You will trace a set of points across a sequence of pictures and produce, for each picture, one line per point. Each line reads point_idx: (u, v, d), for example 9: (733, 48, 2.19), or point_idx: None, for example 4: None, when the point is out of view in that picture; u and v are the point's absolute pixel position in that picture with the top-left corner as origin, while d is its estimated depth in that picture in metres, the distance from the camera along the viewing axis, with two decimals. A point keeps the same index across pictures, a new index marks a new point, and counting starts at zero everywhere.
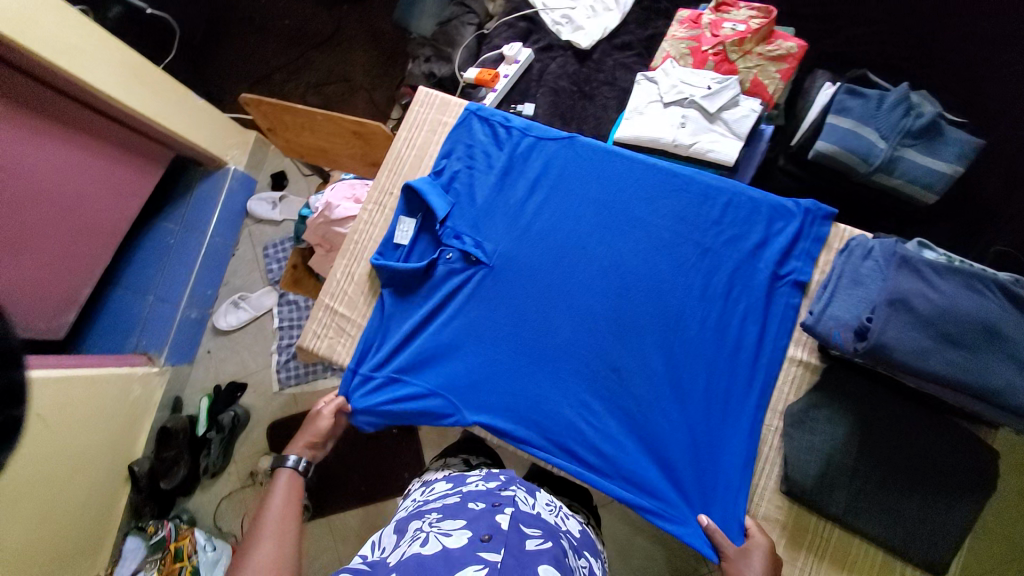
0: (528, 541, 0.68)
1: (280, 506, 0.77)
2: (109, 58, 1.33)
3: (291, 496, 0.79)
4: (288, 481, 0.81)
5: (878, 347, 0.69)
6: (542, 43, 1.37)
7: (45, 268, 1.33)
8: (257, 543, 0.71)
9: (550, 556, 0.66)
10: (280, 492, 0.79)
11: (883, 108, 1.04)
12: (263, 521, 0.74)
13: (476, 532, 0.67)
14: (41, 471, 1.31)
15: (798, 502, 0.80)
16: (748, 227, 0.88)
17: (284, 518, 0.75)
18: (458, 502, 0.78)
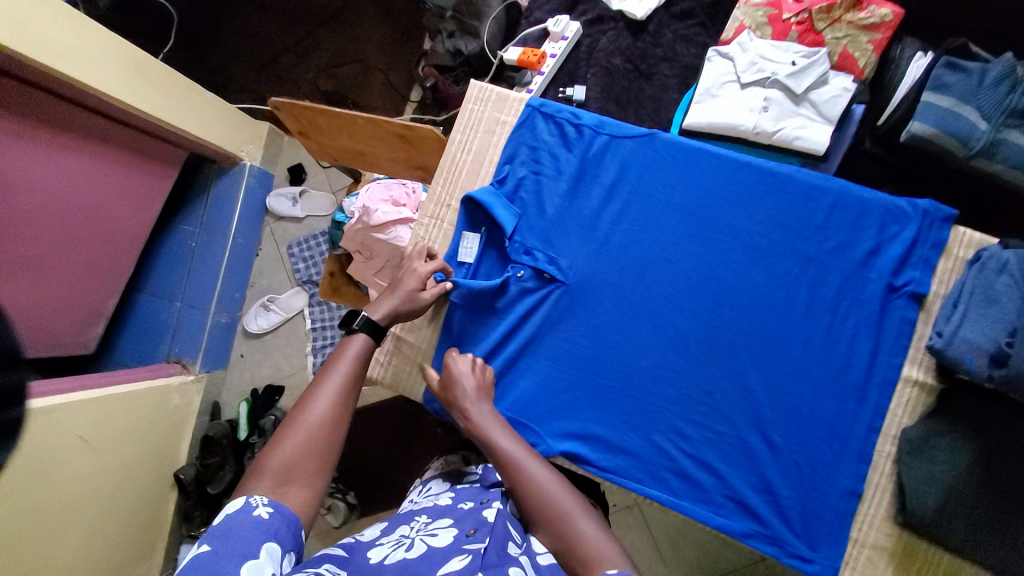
0: (510, 537, 0.65)
1: (337, 384, 0.70)
2: (111, 57, 1.16)
3: (355, 371, 0.72)
4: (357, 355, 0.73)
5: (1019, 377, 0.64)
6: (590, 14, 1.23)
7: (68, 288, 1.25)
8: (304, 417, 0.66)
9: (526, 551, 0.64)
10: (347, 360, 0.72)
11: (985, 84, 0.89)
12: (320, 390, 0.69)
13: (460, 528, 0.64)
14: (88, 491, 1.21)
15: (909, 530, 0.75)
16: (859, 233, 0.80)
17: (340, 404, 0.69)
18: (446, 502, 0.73)
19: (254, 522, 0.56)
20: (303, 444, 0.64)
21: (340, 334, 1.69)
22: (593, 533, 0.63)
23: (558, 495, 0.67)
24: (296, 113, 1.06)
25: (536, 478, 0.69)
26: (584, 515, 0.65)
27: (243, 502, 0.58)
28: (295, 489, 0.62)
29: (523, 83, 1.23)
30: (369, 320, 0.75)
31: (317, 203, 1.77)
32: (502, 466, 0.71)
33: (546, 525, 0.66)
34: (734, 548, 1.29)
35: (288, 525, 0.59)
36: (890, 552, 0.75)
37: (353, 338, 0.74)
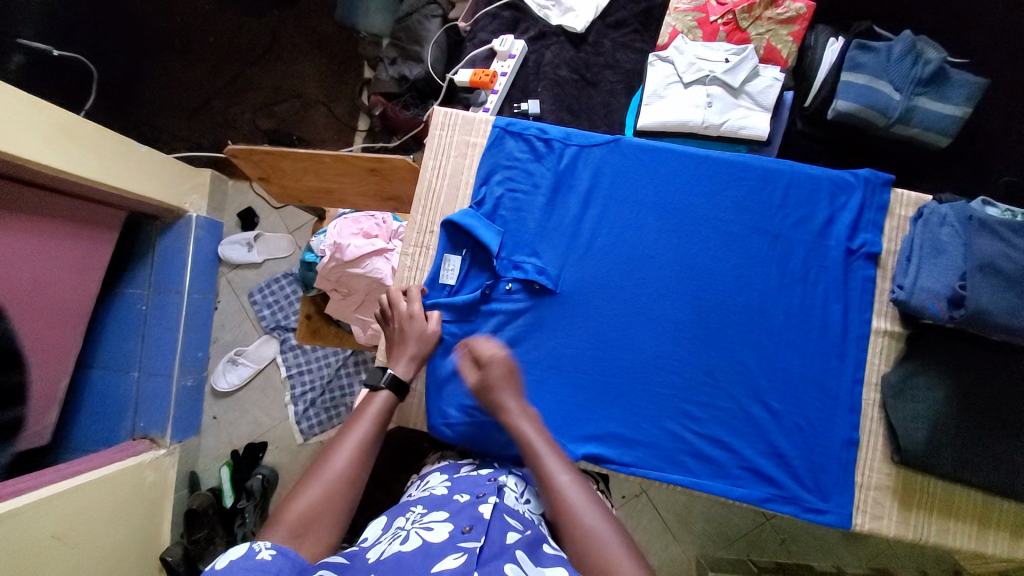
0: (508, 527, 0.62)
1: (358, 440, 0.70)
2: (31, 120, 1.07)
3: (378, 427, 0.73)
4: (380, 411, 0.74)
5: (975, 313, 0.74)
6: (533, 31, 1.28)
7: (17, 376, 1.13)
8: (325, 470, 0.66)
9: (526, 541, 0.60)
10: (370, 414, 0.73)
11: (893, 59, 1.02)
12: (341, 444, 0.69)
13: (456, 524, 0.61)
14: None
15: (905, 466, 0.83)
16: (814, 207, 0.89)
17: (360, 461, 0.69)
18: (443, 495, 0.70)
19: (257, 564, 0.53)
20: (321, 498, 0.64)
21: (319, 375, 1.62)
22: (619, 554, 0.60)
23: (585, 512, 0.64)
24: (254, 159, 1.06)
25: (564, 491, 0.67)
26: (610, 534, 0.62)
27: (246, 547, 0.55)
28: (308, 541, 0.60)
29: (478, 103, 1.25)
30: (394, 376, 0.78)
31: (274, 245, 1.68)
32: (536, 470, 0.70)
33: (571, 544, 0.63)
34: (739, 512, 1.35)
35: (291, 562, 0.55)
36: (892, 489, 0.84)
37: (376, 394, 0.76)
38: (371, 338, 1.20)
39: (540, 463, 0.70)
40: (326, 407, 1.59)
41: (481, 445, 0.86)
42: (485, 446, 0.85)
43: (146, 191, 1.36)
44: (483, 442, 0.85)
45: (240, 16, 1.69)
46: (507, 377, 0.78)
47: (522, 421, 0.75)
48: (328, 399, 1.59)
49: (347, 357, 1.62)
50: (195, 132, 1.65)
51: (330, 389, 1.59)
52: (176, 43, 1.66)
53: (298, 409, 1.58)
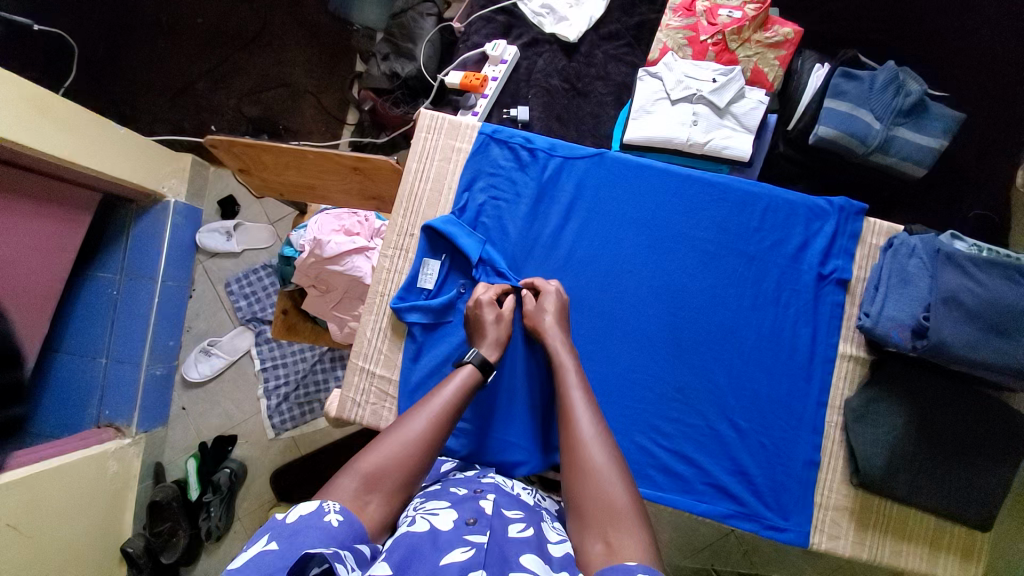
0: (512, 522, 0.61)
1: (440, 408, 0.68)
2: (6, 95, 1.03)
3: (460, 400, 0.70)
4: (465, 384, 0.72)
5: (937, 344, 0.76)
6: (526, 37, 1.28)
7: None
8: (405, 431, 0.64)
9: (534, 545, 0.57)
10: (456, 383, 0.72)
11: (876, 88, 1.04)
12: (422, 408, 0.68)
13: (460, 515, 0.60)
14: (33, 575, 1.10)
15: (863, 488, 0.85)
16: (789, 231, 0.91)
17: (439, 429, 0.66)
18: (438, 488, 0.69)
19: (323, 529, 0.52)
20: (398, 455, 0.62)
21: (294, 370, 1.59)
22: (619, 496, 0.59)
23: (595, 451, 0.64)
24: (236, 149, 1.04)
25: (579, 426, 0.67)
26: (616, 477, 0.61)
27: (315, 504, 0.54)
28: (376, 500, 0.58)
29: (467, 106, 1.24)
30: (481, 356, 0.76)
31: (254, 235, 1.65)
32: (561, 399, 0.72)
33: (575, 475, 0.62)
34: (705, 523, 1.37)
35: (352, 535, 0.54)
36: (850, 510, 0.86)
37: (461, 367, 0.74)
38: (347, 336, 1.20)
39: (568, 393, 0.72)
40: (300, 402, 1.57)
41: (449, 450, 0.87)
42: (452, 451, 0.86)
43: (124, 174, 1.32)
44: (448, 448, 0.86)
45: (231, 1, 1.65)
46: (558, 311, 0.82)
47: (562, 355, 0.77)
48: (302, 394, 1.57)
49: (323, 352, 1.60)
50: (177, 115, 1.60)
51: (303, 384, 1.57)
52: (162, 23, 1.62)
53: (269, 404, 1.55)
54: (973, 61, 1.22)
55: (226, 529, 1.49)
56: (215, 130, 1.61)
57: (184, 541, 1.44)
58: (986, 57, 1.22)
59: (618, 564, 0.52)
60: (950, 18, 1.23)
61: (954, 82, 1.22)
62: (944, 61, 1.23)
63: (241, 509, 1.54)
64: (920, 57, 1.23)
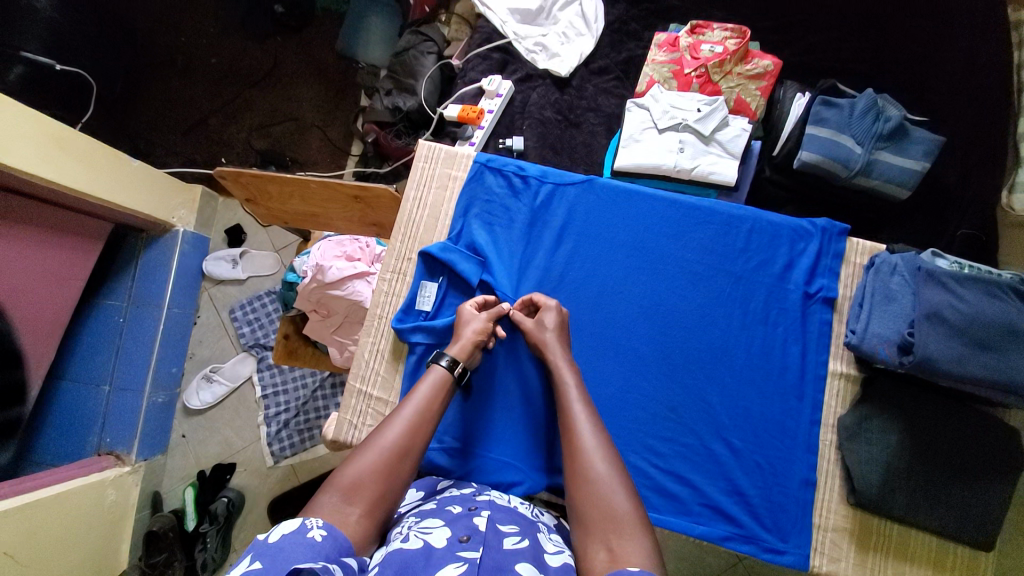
0: (506, 537, 0.62)
1: (414, 413, 0.69)
2: (28, 133, 1.10)
3: (433, 404, 0.71)
4: (434, 388, 0.73)
5: (923, 359, 0.78)
6: (520, 73, 1.36)
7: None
8: (381, 440, 0.66)
9: (528, 555, 0.58)
10: (429, 390, 0.72)
11: (855, 115, 1.09)
12: (397, 415, 0.69)
13: (454, 532, 0.61)
14: None
15: (862, 508, 0.85)
16: (774, 252, 0.94)
17: (414, 433, 0.67)
18: (433, 506, 0.70)
19: (308, 544, 0.53)
20: (376, 466, 0.63)
21: (295, 397, 1.60)
22: (621, 505, 0.60)
23: (596, 460, 0.64)
24: (243, 181, 1.10)
25: (581, 436, 0.67)
26: (618, 485, 0.61)
27: (298, 522, 0.55)
28: (356, 511, 0.60)
29: (465, 137, 1.30)
30: (451, 358, 0.77)
31: (259, 263, 1.69)
32: (562, 408, 0.72)
33: (577, 485, 0.63)
34: (711, 551, 1.34)
35: (338, 549, 0.54)
36: (849, 532, 0.85)
37: (432, 370, 0.75)
38: (346, 359, 1.22)
39: (568, 404, 0.72)
40: (300, 428, 1.58)
41: (445, 471, 0.87)
42: (448, 472, 0.87)
43: (136, 205, 1.37)
44: (445, 468, 0.87)
45: (243, 43, 1.75)
46: (558, 328, 0.83)
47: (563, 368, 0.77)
48: (302, 420, 1.58)
49: (324, 378, 1.62)
50: (189, 149, 1.68)
51: (304, 410, 1.59)
52: (178, 64, 1.71)
53: (270, 430, 1.55)
54: (949, 87, 1.27)
55: (223, 560, 1.47)
56: (224, 162, 1.69)
57: (180, 572, 1.42)
58: (961, 84, 1.27)
59: (619, 571, 0.53)
60: (923, 49, 1.30)
61: (932, 107, 1.27)
62: (921, 88, 1.28)
63: (238, 539, 1.52)
64: (897, 85, 1.29)
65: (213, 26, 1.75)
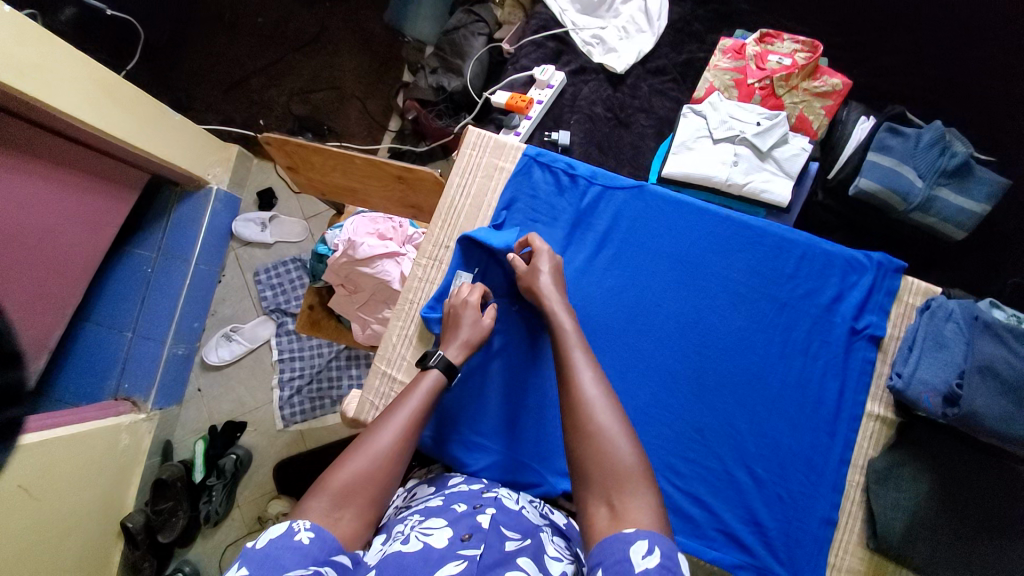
0: (508, 537, 0.61)
1: (407, 420, 0.69)
2: (76, 77, 1.09)
3: (425, 408, 0.71)
4: (429, 392, 0.73)
5: (969, 414, 0.75)
6: (574, 64, 1.31)
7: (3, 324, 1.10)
8: (372, 445, 0.65)
9: (528, 550, 0.59)
10: (422, 392, 0.72)
11: (921, 147, 1.03)
12: (388, 420, 0.68)
13: (455, 531, 0.60)
14: (38, 541, 1.11)
15: (880, 553, 0.83)
16: (824, 282, 0.91)
17: (405, 441, 0.67)
18: (438, 503, 0.68)
19: (296, 548, 0.53)
20: (367, 470, 0.63)
21: (310, 365, 1.61)
22: (624, 456, 0.59)
23: (598, 411, 0.63)
24: (286, 149, 1.09)
25: (585, 389, 0.65)
26: (622, 438, 0.60)
27: (286, 525, 0.55)
28: (348, 515, 0.60)
29: (511, 126, 1.27)
30: (446, 359, 0.77)
31: (287, 229, 1.69)
32: (562, 358, 0.70)
33: (579, 436, 0.62)
34: None
35: (327, 549, 0.55)
36: (863, 575, 0.83)
37: (427, 373, 0.75)
38: (368, 337, 1.21)
39: (570, 355, 0.70)
40: (312, 396, 1.59)
41: (463, 465, 0.85)
42: (466, 467, 0.85)
43: (173, 159, 1.37)
44: (463, 463, 0.85)
45: (293, 5, 1.73)
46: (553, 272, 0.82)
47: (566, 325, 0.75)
48: (315, 389, 1.60)
49: (340, 350, 1.62)
50: (230, 107, 1.67)
51: (318, 379, 1.60)
52: (226, 19, 1.70)
53: (282, 394, 1.57)
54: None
55: (225, 515, 1.51)
56: (263, 124, 1.68)
57: (183, 521, 1.45)
58: None
59: (620, 532, 0.52)
60: (1004, 82, 1.22)
61: (1003, 146, 1.21)
62: (995, 124, 1.21)
63: (242, 496, 1.55)
64: (969, 119, 1.22)
65: None
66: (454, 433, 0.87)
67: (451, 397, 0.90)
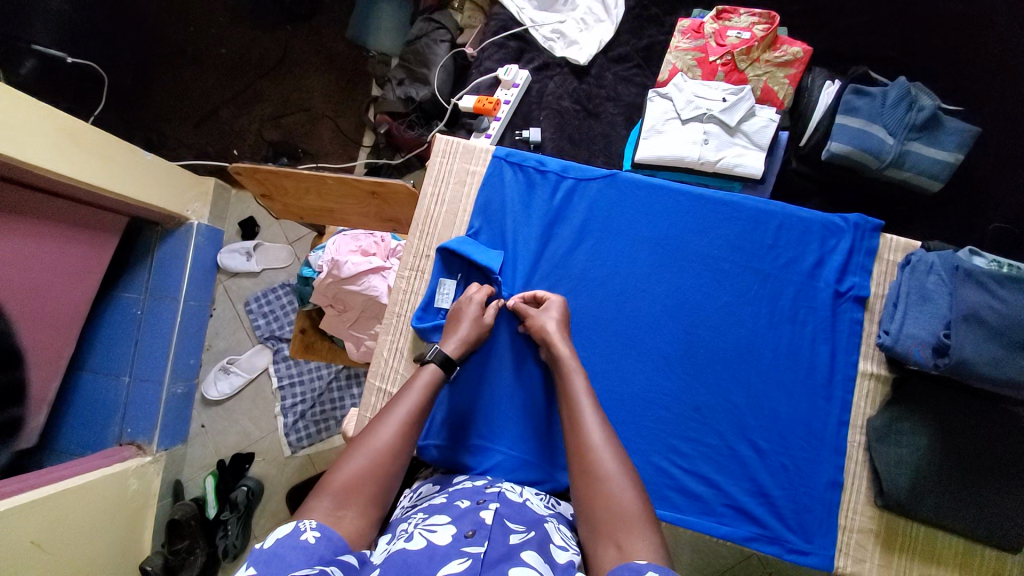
0: (511, 529, 0.61)
1: (404, 415, 0.70)
2: (41, 127, 1.08)
3: (425, 402, 0.72)
4: (427, 386, 0.73)
5: (958, 362, 0.75)
6: (537, 61, 1.32)
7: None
8: (371, 442, 0.66)
9: (533, 541, 0.59)
10: (418, 386, 0.74)
11: (888, 104, 1.04)
12: (386, 416, 0.69)
13: (459, 528, 0.60)
14: None
15: (888, 510, 0.83)
16: (804, 249, 0.92)
17: (405, 434, 0.68)
18: (442, 501, 0.68)
19: (302, 547, 0.53)
20: (367, 468, 0.63)
21: (310, 388, 1.61)
22: (630, 503, 0.59)
23: (606, 458, 0.63)
24: (259, 177, 1.09)
25: (589, 433, 0.66)
26: (627, 483, 0.60)
27: (292, 525, 0.55)
28: (351, 513, 0.60)
29: (481, 129, 1.28)
30: (443, 353, 0.78)
31: (273, 256, 1.69)
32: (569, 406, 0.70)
33: (585, 481, 0.62)
34: (724, 544, 1.30)
35: (332, 549, 0.55)
36: (874, 533, 0.84)
37: (424, 368, 0.76)
38: (363, 354, 1.21)
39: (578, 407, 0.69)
40: (316, 419, 1.59)
41: (474, 470, 0.84)
42: (477, 471, 0.84)
43: (150, 199, 1.36)
44: (474, 467, 0.85)
45: (253, 32, 1.73)
46: (561, 322, 0.82)
47: (568, 362, 0.75)
48: (318, 411, 1.59)
49: (339, 369, 1.62)
50: (201, 141, 1.66)
51: (320, 402, 1.60)
52: (187, 53, 1.69)
53: (286, 420, 1.57)
54: (986, 73, 1.21)
55: (243, 547, 1.49)
56: (237, 154, 1.67)
57: (201, 558, 1.44)
58: (1000, 69, 1.21)
59: (628, 563, 0.52)
60: (961, 32, 1.23)
61: (969, 94, 1.22)
62: (958, 73, 1.22)
63: (257, 527, 1.55)
64: (931, 71, 1.23)
65: (222, 14, 1.72)
66: (456, 439, 0.87)
67: (448, 404, 0.90)
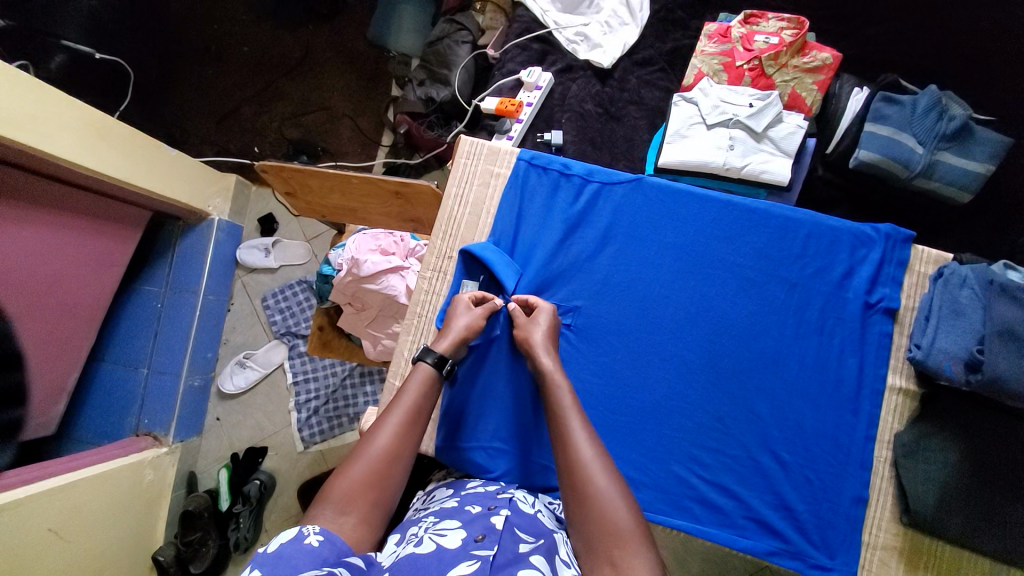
0: (522, 538, 0.61)
1: (401, 418, 0.70)
2: (70, 122, 1.10)
3: (422, 405, 0.73)
4: (422, 385, 0.74)
5: (993, 379, 0.73)
6: (560, 64, 1.31)
7: (16, 371, 1.12)
8: (370, 448, 0.66)
9: (542, 549, 0.59)
10: (414, 386, 0.74)
11: (919, 113, 1.01)
12: (386, 421, 0.69)
13: (469, 532, 0.60)
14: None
15: (913, 527, 0.81)
16: (833, 259, 0.90)
17: (402, 438, 0.69)
18: (453, 505, 0.68)
19: (307, 551, 0.53)
20: (367, 474, 0.64)
21: (324, 385, 1.62)
22: (623, 518, 0.59)
23: (596, 473, 0.62)
24: (283, 175, 1.10)
25: (577, 449, 0.65)
26: (619, 499, 0.60)
27: (295, 530, 0.55)
28: (352, 520, 0.60)
29: (503, 131, 1.28)
30: (437, 354, 0.78)
31: (290, 253, 1.70)
32: (556, 421, 0.69)
33: (575, 497, 0.62)
34: (738, 554, 1.28)
35: (336, 553, 0.55)
36: (899, 550, 0.82)
37: (418, 366, 0.76)
38: (380, 353, 1.21)
39: (564, 421, 0.69)
40: (329, 416, 1.60)
41: (484, 471, 0.85)
42: (487, 473, 0.85)
43: (173, 194, 1.38)
44: (485, 469, 0.85)
45: (277, 31, 1.74)
46: (550, 327, 0.82)
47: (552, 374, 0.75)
48: (331, 408, 1.60)
49: (353, 367, 1.63)
50: (224, 137, 1.68)
51: (333, 399, 1.61)
52: (212, 51, 1.72)
53: (300, 416, 1.58)
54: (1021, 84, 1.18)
55: (254, 541, 1.50)
56: (257, 151, 1.69)
57: (213, 550, 1.45)
58: None
59: None
60: (996, 42, 1.20)
61: (1002, 105, 1.19)
62: (992, 83, 1.19)
63: (269, 521, 1.56)
64: (964, 81, 1.20)
65: (247, 13, 1.74)
66: (470, 441, 0.87)
67: (459, 406, 0.89)
